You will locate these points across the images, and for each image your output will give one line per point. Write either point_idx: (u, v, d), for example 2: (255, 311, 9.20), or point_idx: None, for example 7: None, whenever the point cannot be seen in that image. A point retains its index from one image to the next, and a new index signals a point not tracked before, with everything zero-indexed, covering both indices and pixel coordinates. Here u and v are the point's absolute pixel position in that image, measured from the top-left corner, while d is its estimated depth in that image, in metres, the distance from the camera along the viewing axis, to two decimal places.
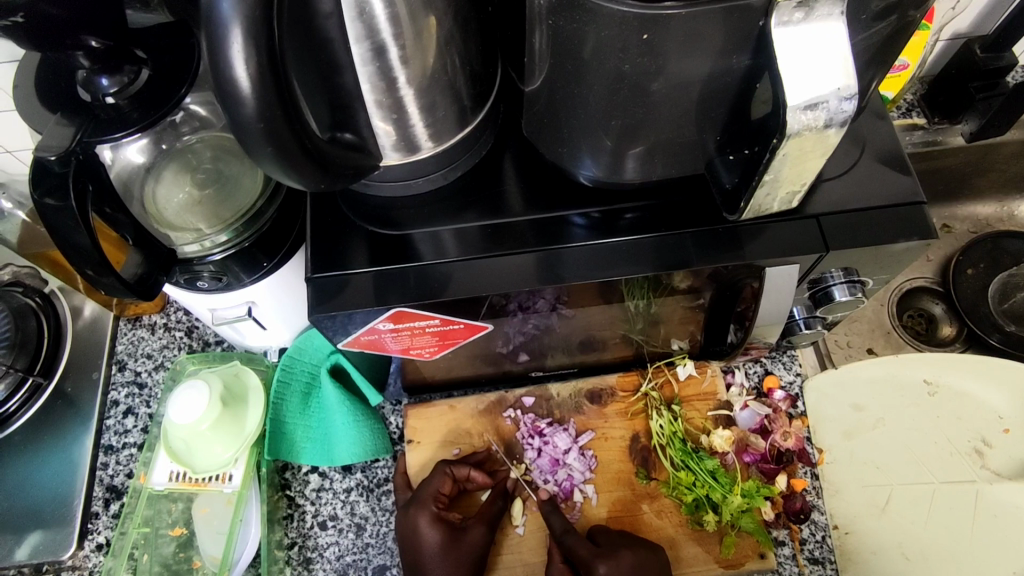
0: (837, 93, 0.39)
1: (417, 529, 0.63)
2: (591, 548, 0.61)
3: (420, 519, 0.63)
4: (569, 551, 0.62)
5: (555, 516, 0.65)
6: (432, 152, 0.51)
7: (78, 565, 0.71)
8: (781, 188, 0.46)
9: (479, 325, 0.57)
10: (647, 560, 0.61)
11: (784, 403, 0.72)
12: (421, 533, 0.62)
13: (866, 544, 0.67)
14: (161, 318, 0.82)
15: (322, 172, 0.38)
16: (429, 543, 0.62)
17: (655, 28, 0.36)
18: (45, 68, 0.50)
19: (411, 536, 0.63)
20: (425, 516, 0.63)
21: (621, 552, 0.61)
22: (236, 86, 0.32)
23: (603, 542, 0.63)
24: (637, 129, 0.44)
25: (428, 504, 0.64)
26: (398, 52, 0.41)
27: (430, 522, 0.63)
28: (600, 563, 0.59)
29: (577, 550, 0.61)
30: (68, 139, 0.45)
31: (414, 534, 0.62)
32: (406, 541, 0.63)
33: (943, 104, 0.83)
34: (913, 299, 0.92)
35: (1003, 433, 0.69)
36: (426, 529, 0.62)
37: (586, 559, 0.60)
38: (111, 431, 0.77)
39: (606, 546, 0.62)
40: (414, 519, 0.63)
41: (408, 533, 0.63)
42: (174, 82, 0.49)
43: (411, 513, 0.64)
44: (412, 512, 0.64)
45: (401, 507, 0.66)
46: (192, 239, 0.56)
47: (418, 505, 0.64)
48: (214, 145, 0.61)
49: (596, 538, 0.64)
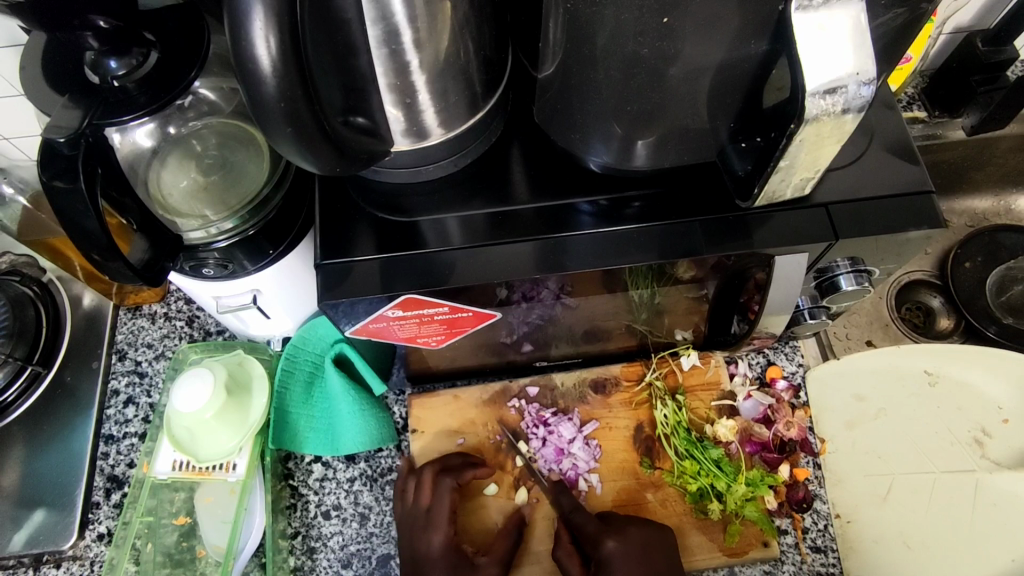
0: (855, 77, 0.39)
1: (430, 552, 0.61)
2: (598, 523, 0.61)
3: (435, 543, 0.62)
4: (577, 529, 0.62)
5: (564, 496, 0.65)
6: (442, 138, 0.51)
7: (79, 554, 0.71)
8: (795, 174, 0.46)
9: (488, 313, 0.56)
10: (655, 541, 0.61)
11: (786, 394, 0.73)
12: (435, 558, 0.61)
13: (867, 533, 0.68)
14: (162, 308, 0.81)
15: (337, 155, 0.38)
16: (440, 570, 0.61)
17: (674, 11, 0.36)
18: (53, 48, 0.49)
19: (422, 558, 0.62)
20: (439, 539, 0.62)
21: (629, 529, 0.61)
22: (258, 63, 0.32)
23: (613, 521, 0.63)
24: (651, 116, 0.44)
25: (441, 526, 0.62)
26: (412, 35, 0.40)
27: (444, 546, 0.62)
28: (610, 539, 0.60)
29: (585, 527, 0.61)
30: (77, 120, 0.45)
31: (426, 556, 0.61)
32: (415, 561, 0.62)
33: (944, 98, 0.84)
34: (912, 292, 0.93)
35: (1003, 423, 0.69)
36: (441, 554, 0.61)
37: (595, 535, 0.60)
38: (112, 420, 0.76)
39: (615, 524, 0.62)
40: (428, 542, 0.62)
41: (418, 553, 0.62)
42: (183, 65, 0.48)
43: (423, 535, 0.62)
44: (425, 534, 0.62)
45: (405, 519, 0.65)
46: (197, 225, 0.56)
47: (432, 528, 0.62)
48: (221, 131, 0.60)
49: (608, 518, 0.64)
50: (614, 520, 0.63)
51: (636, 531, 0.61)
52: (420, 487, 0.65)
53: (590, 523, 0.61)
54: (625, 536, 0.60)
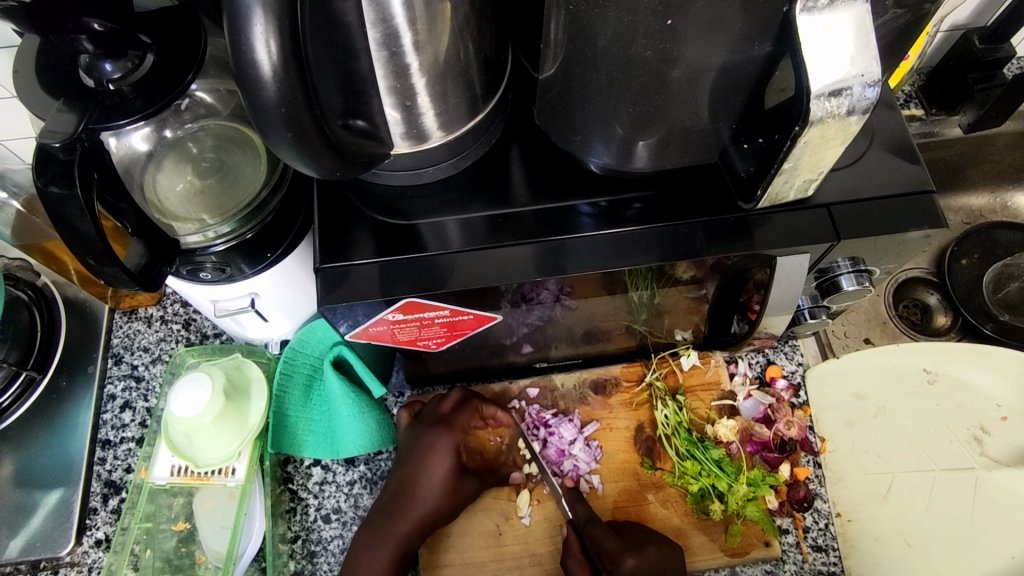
0: (861, 80, 0.39)
1: (434, 448, 0.64)
2: (617, 542, 0.61)
3: (442, 442, 0.64)
4: (591, 542, 0.62)
5: (580, 503, 0.65)
6: (442, 141, 0.50)
7: (77, 561, 0.70)
8: (798, 176, 0.46)
9: (489, 316, 0.56)
10: (664, 560, 0.60)
11: (787, 393, 0.72)
12: (437, 456, 0.64)
13: (869, 532, 0.68)
14: (158, 311, 0.81)
15: (338, 159, 0.38)
16: (435, 473, 0.63)
17: (679, 13, 0.36)
18: (45, 52, 0.48)
19: (426, 455, 0.64)
20: (446, 444, 0.64)
21: (648, 547, 0.61)
22: (259, 69, 0.32)
23: (631, 537, 0.63)
24: (652, 117, 0.44)
25: (454, 433, 0.65)
26: (412, 37, 0.40)
27: (449, 449, 0.64)
28: (629, 557, 0.59)
29: (602, 542, 0.61)
30: (72, 126, 0.44)
31: (429, 453, 0.64)
32: (415, 454, 0.64)
33: (941, 96, 0.83)
34: (909, 289, 0.92)
35: (1001, 420, 0.70)
36: (444, 457, 0.64)
37: (614, 553, 0.60)
38: (109, 425, 0.76)
39: (624, 541, 0.61)
40: (434, 439, 0.64)
41: (422, 449, 0.64)
42: (180, 67, 0.48)
43: (431, 433, 0.65)
44: (438, 433, 0.65)
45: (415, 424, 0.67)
46: (194, 229, 0.55)
47: (446, 429, 0.65)
48: (217, 133, 0.60)
49: (621, 531, 0.64)
50: (631, 535, 0.63)
51: (655, 551, 0.61)
52: (444, 402, 0.67)
53: (608, 540, 0.61)
54: (644, 555, 0.60)
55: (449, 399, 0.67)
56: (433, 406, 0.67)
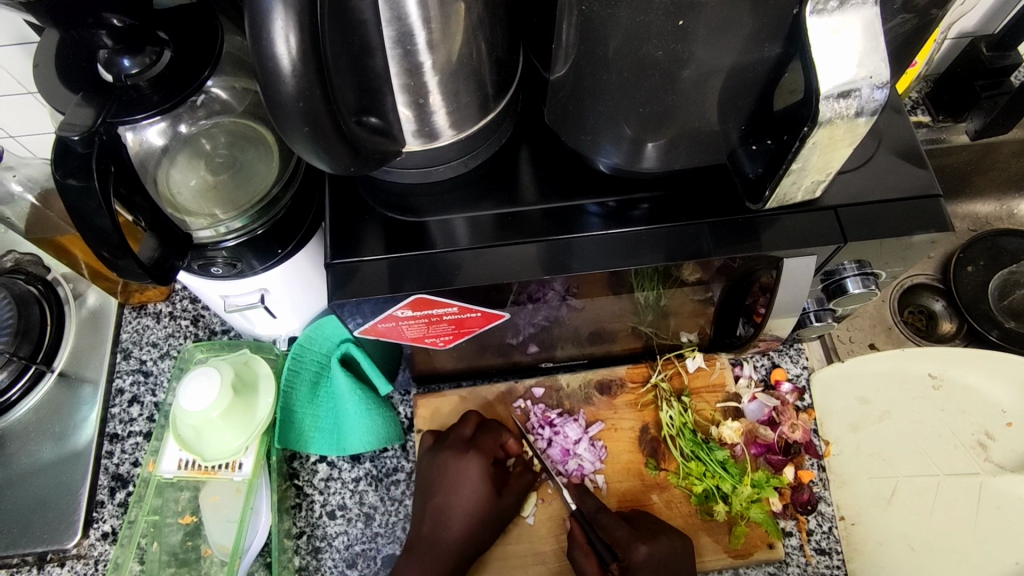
0: (869, 82, 0.39)
1: (466, 473, 0.64)
2: (629, 531, 0.62)
3: (472, 465, 0.64)
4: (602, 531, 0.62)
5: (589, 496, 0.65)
6: (453, 140, 0.51)
7: (83, 553, 0.71)
8: (806, 177, 0.46)
9: (497, 313, 0.56)
10: (682, 552, 0.61)
11: (792, 395, 0.73)
12: (468, 478, 0.64)
13: (873, 536, 0.68)
14: (167, 307, 0.81)
15: (352, 154, 0.39)
16: (467, 498, 0.63)
17: (690, 14, 0.36)
18: (65, 46, 0.49)
19: (458, 479, 0.64)
20: (477, 466, 0.64)
21: (660, 537, 0.61)
22: (278, 63, 0.32)
23: (641, 526, 0.63)
24: (662, 118, 0.44)
25: (484, 453, 0.65)
26: (426, 36, 0.41)
27: (480, 472, 0.64)
28: (642, 545, 0.60)
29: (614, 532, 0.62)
30: (92, 119, 0.45)
31: (461, 476, 0.64)
32: (445, 482, 0.64)
33: (948, 102, 0.84)
34: (914, 295, 0.93)
35: (1006, 426, 0.71)
36: (473, 477, 0.64)
37: (627, 541, 0.61)
38: (117, 419, 0.76)
39: (644, 530, 0.62)
40: (465, 463, 0.64)
41: (454, 474, 0.64)
42: (196, 63, 0.48)
43: (460, 457, 0.65)
44: (467, 456, 0.65)
45: (437, 449, 0.67)
46: (205, 224, 0.56)
47: (476, 451, 0.65)
48: (230, 130, 0.60)
49: (634, 521, 0.64)
50: (643, 524, 0.63)
51: (667, 541, 0.61)
52: (464, 424, 0.68)
53: (619, 529, 0.62)
54: (656, 544, 0.60)
55: (467, 421, 0.68)
56: (462, 432, 0.67)
